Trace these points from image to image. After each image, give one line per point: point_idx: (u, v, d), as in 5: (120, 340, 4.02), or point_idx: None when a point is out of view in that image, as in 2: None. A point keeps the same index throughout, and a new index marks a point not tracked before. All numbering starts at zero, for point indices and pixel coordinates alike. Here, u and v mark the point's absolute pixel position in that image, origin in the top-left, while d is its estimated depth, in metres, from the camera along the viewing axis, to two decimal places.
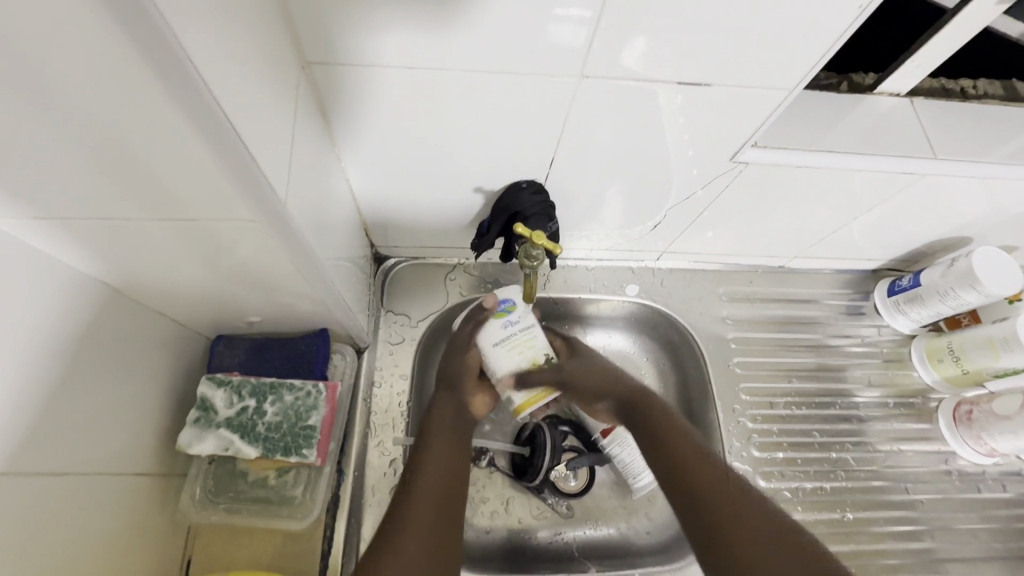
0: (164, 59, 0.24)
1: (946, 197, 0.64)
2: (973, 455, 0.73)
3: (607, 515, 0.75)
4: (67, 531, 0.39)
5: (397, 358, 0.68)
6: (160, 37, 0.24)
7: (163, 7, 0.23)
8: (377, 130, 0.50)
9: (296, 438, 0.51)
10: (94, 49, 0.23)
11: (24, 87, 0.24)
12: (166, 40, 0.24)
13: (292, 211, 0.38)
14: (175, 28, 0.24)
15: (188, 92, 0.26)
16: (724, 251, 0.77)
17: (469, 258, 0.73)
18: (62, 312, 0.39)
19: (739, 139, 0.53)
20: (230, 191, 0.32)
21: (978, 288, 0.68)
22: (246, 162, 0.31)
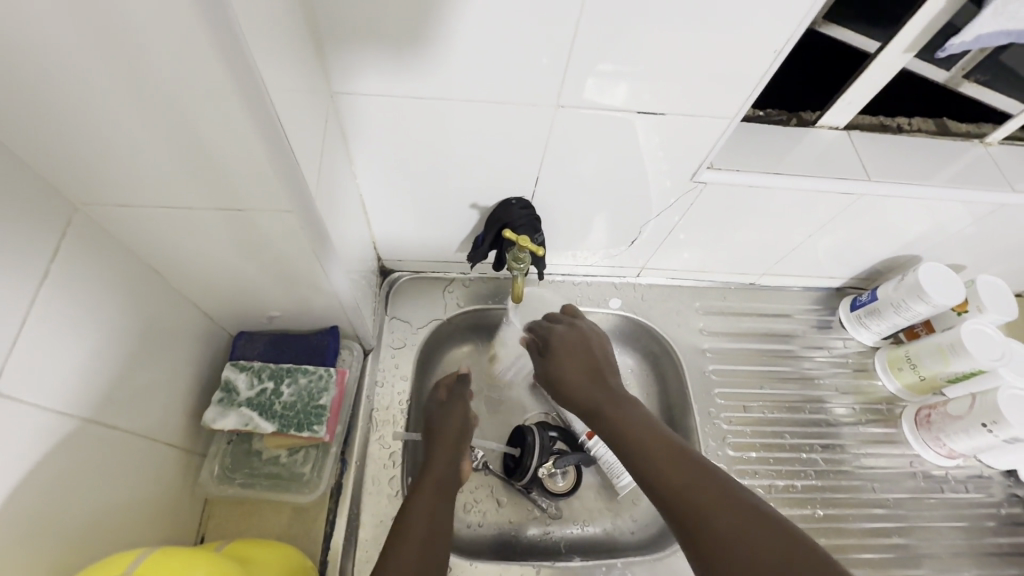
0: (248, 87, 0.33)
1: (890, 215, 0.72)
2: (935, 458, 0.78)
3: (593, 516, 0.79)
4: (107, 484, 0.45)
5: (398, 360, 0.75)
6: (247, 69, 0.32)
7: (253, 50, 0.32)
8: (387, 152, 0.59)
9: (308, 416, 0.56)
10: (195, 63, 0.31)
11: (133, 87, 0.32)
12: (251, 71, 0.32)
13: (318, 210, 0.46)
14: (256, 63, 0.33)
15: (260, 107, 0.34)
16: (696, 268, 0.85)
17: (467, 272, 0.81)
18: (123, 289, 0.46)
19: (695, 161, 0.62)
20: (274, 183, 0.40)
21: (925, 299, 0.75)
22: (290, 162, 0.39)
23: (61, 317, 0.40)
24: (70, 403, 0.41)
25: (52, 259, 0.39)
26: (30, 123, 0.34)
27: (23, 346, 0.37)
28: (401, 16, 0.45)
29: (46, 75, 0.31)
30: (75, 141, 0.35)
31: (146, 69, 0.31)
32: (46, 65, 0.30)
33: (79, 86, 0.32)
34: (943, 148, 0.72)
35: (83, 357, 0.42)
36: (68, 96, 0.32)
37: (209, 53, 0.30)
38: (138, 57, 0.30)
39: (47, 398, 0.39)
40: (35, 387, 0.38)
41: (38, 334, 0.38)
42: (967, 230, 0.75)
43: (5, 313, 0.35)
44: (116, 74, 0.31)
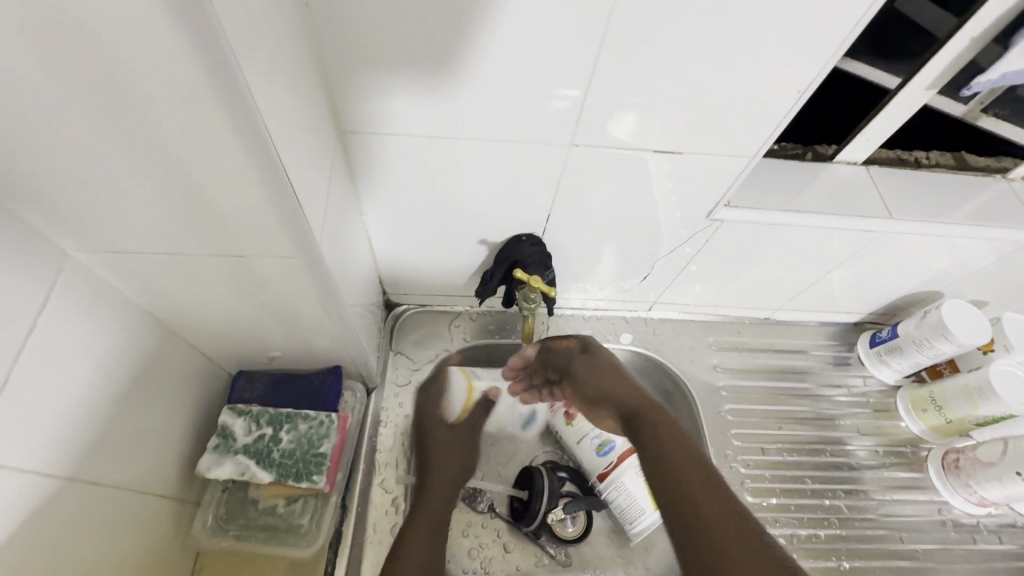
0: (250, 133, 0.31)
1: (912, 252, 0.70)
2: (965, 505, 0.74)
3: (605, 564, 0.75)
4: (91, 544, 0.42)
5: (402, 399, 0.72)
6: (248, 114, 0.30)
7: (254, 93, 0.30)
8: (394, 188, 0.57)
9: (307, 464, 0.53)
10: (194, 108, 0.29)
11: (129, 131, 0.30)
12: (252, 116, 0.30)
13: (323, 252, 0.44)
14: (258, 106, 0.31)
15: (261, 151, 0.32)
16: (709, 302, 0.83)
17: (473, 305, 0.79)
18: (116, 334, 0.44)
19: (712, 199, 0.60)
20: (277, 226, 0.38)
21: (949, 338, 0.73)
22: (293, 205, 0.37)
23: (48, 368, 0.37)
24: (56, 461, 0.38)
25: (42, 309, 0.37)
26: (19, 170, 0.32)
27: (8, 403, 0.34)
28: (414, 54, 0.44)
29: (40, 126, 0.29)
30: (66, 188, 0.34)
31: (143, 115, 0.29)
32: (39, 114, 0.29)
33: (71, 133, 0.30)
34: (964, 183, 0.70)
35: (71, 410, 0.40)
36: (62, 144, 0.31)
37: (209, 99, 0.29)
38: (135, 105, 0.29)
39: (29, 456, 0.36)
40: (15, 446, 0.35)
41: (24, 388, 0.36)
42: (990, 266, 0.73)
43: None
44: (112, 120, 0.30)
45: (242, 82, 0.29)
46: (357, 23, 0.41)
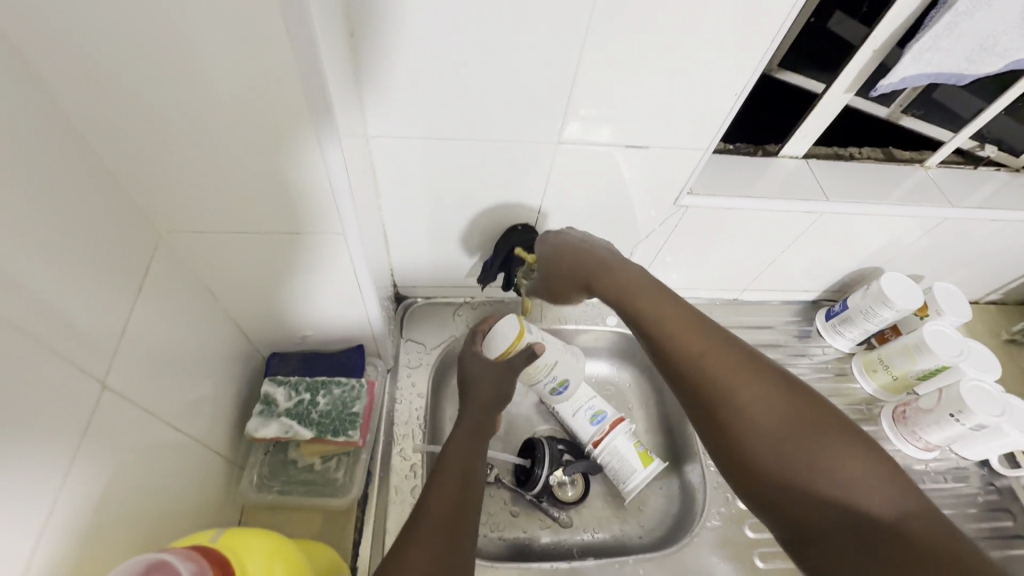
0: (322, 125, 0.41)
1: (851, 232, 0.82)
2: (916, 452, 0.84)
3: (603, 522, 0.83)
4: (168, 483, 0.49)
5: (414, 378, 0.81)
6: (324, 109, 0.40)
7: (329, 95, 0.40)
8: (410, 185, 0.67)
9: (343, 422, 0.61)
10: (282, 107, 0.40)
11: (230, 127, 0.41)
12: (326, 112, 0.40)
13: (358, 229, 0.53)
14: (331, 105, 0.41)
15: (330, 140, 0.42)
16: (684, 285, 0.93)
17: (475, 295, 0.89)
18: (192, 305, 0.53)
19: (677, 186, 0.71)
20: (330, 204, 0.48)
21: (889, 304, 0.84)
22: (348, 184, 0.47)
23: (154, 324, 0.47)
24: (153, 403, 0.47)
25: (146, 274, 0.46)
26: (139, 156, 0.42)
27: (126, 344, 0.43)
28: (431, 72, 0.54)
29: (166, 124, 0.40)
30: (175, 175, 0.44)
31: (245, 113, 0.40)
32: (169, 116, 0.39)
33: (185, 124, 0.40)
34: (892, 172, 0.83)
35: (164, 365, 0.48)
36: (180, 140, 0.41)
37: (298, 101, 0.39)
38: (235, 104, 0.39)
39: (136, 393, 0.44)
40: (128, 382, 0.43)
41: (136, 338, 0.44)
42: (919, 241, 0.85)
43: (114, 314, 0.42)
44: (218, 120, 0.40)
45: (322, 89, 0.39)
46: (387, 43, 0.51)
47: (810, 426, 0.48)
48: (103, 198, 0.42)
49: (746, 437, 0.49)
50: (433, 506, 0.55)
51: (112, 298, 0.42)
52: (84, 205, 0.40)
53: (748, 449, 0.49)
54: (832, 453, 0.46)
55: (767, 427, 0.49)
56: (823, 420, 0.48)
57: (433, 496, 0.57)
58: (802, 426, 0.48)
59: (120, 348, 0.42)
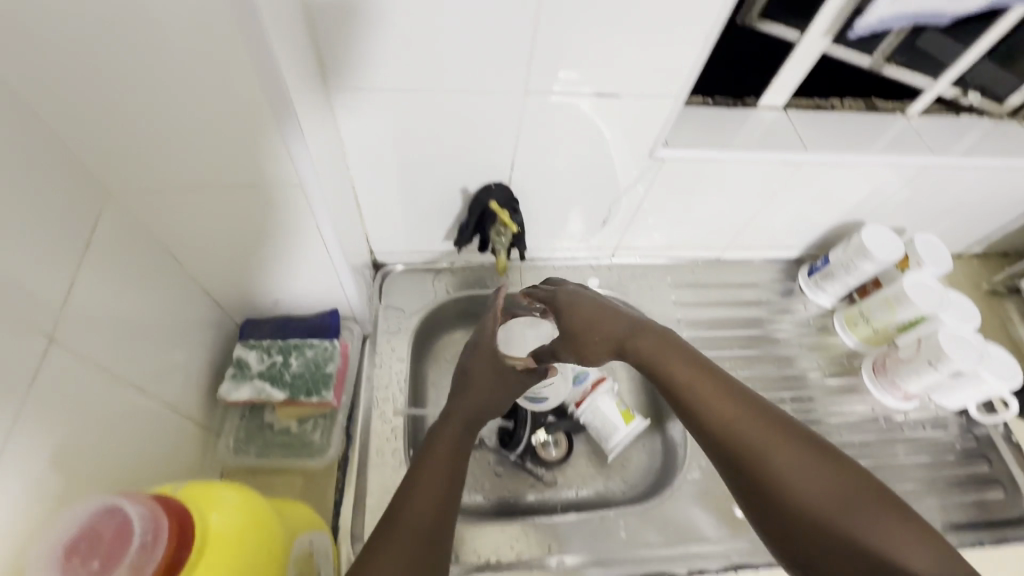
0: (259, 59, 0.41)
1: (831, 183, 0.80)
2: (895, 403, 0.85)
3: (587, 480, 0.83)
4: (135, 447, 0.49)
5: (395, 344, 0.80)
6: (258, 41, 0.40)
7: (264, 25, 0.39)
8: (379, 144, 0.66)
9: (317, 383, 0.60)
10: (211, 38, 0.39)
11: (162, 65, 0.40)
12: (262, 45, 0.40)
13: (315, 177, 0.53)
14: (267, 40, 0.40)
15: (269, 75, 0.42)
16: (665, 245, 0.92)
17: (454, 261, 0.88)
18: (153, 265, 0.53)
19: (651, 138, 0.69)
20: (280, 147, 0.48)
21: (870, 257, 0.84)
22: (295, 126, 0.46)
23: (109, 273, 0.47)
24: (114, 357, 0.47)
25: (95, 227, 0.46)
26: (86, 99, 0.41)
27: (80, 289, 0.43)
28: (384, 15, 0.52)
29: (100, 63, 0.39)
30: (118, 125, 0.44)
31: (188, 47, 0.39)
32: (101, 55, 0.39)
33: (123, 67, 0.40)
34: (873, 121, 0.81)
35: (123, 319, 0.48)
36: (119, 83, 0.41)
37: (231, 26, 0.39)
38: (163, 37, 0.38)
39: (94, 342, 0.44)
40: (84, 328, 0.43)
41: (90, 284, 0.44)
42: (899, 191, 0.84)
43: (61, 261, 0.41)
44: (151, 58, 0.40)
45: (256, 21, 0.38)
46: None
47: (862, 496, 0.47)
48: (42, 146, 0.41)
49: (800, 511, 0.48)
50: (410, 519, 0.52)
51: (60, 243, 0.41)
52: (20, 149, 0.39)
53: (802, 522, 0.47)
54: (886, 523, 0.45)
55: (822, 501, 0.47)
56: (871, 490, 0.48)
57: (407, 499, 0.54)
58: (854, 496, 0.47)
59: (74, 292, 0.42)
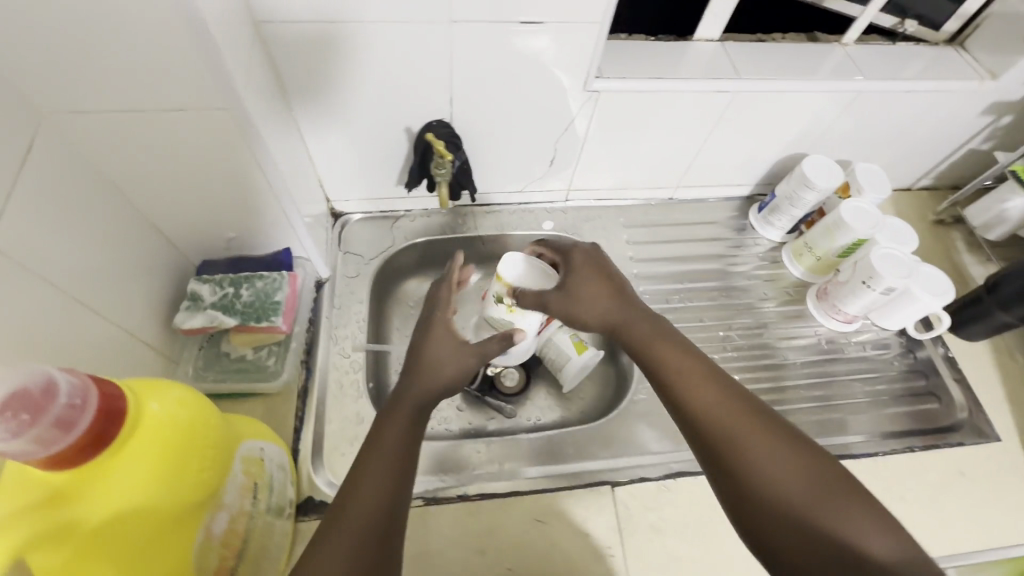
0: None
1: (769, 114, 0.83)
2: (836, 326, 0.89)
3: (545, 409, 0.88)
4: (87, 362, 0.52)
5: (354, 286, 0.84)
6: None
7: None
8: (322, 88, 0.68)
9: (266, 311, 0.64)
10: None
11: None
12: None
13: (246, 106, 0.55)
14: None
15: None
16: (617, 185, 0.95)
17: (411, 208, 0.92)
18: (93, 198, 0.54)
19: (583, 69, 0.71)
20: (201, 72, 0.49)
21: (812, 187, 0.86)
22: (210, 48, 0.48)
23: (53, 209, 0.48)
24: (59, 274, 0.49)
25: (29, 151, 0.46)
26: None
27: (15, 207, 0.44)
28: None
29: None
30: (35, 45, 0.44)
31: None
32: None
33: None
34: (811, 50, 0.82)
35: (66, 242, 0.50)
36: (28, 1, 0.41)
37: None
38: None
39: (36, 260, 0.46)
40: (24, 245, 0.45)
41: (27, 207, 0.46)
42: (839, 121, 0.86)
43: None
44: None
45: None
46: None
47: (830, 489, 0.49)
48: None
49: (770, 501, 0.49)
50: (363, 501, 0.49)
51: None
52: None
53: (766, 496, 0.49)
54: (850, 510, 0.47)
55: (790, 484, 0.49)
56: (839, 484, 0.49)
57: (358, 490, 0.50)
58: (826, 483, 0.49)
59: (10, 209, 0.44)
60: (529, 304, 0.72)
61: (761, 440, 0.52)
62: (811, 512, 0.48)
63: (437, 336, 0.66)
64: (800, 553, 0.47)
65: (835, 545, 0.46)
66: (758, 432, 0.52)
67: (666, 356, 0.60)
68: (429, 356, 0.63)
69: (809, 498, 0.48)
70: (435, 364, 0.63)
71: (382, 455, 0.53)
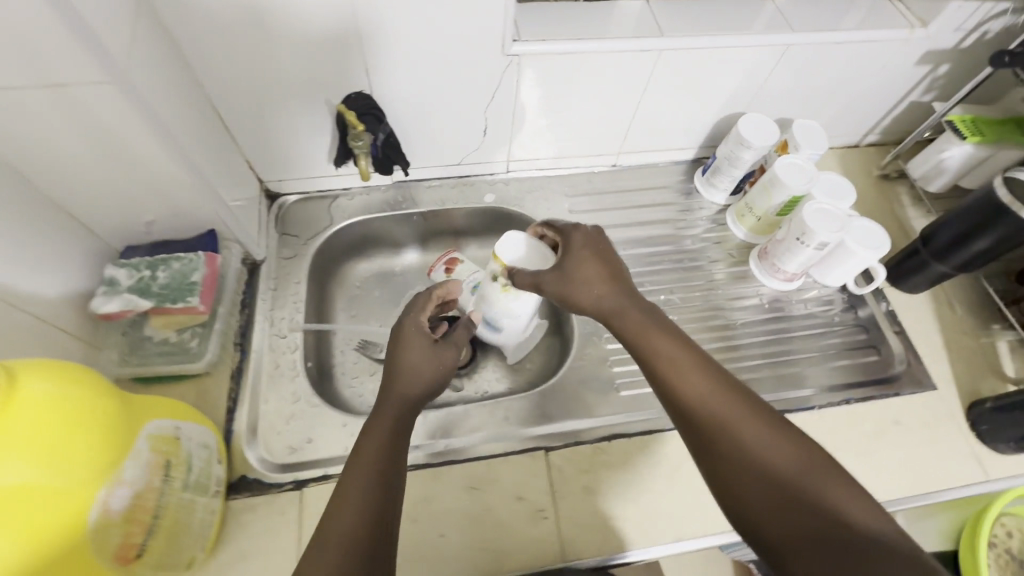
0: None
1: (699, 72, 0.82)
2: (779, 285, 0.89)
3: (492, 381, 0.88)
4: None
5: (290, 268, 0.83)
6: None
7: None
8: (235, 64, 0.68)
9: (182, 291, 0.66)
10: None
11: None
12: None
13: (134, 79, 0.53)
14: None
15: None
16: (557, 154, 0.94)
17: (349, 187, 0.91)
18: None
19: (500, 33, 0.70)
20: (74, 46, 0.47)
21: (748, 145, 0.85)
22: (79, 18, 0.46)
23: None
24: None
25: None
26: None
27: None
28: None
29: None
30: None
31: None
32: None
33: None
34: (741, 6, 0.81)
35: None
36: None
37: None
38: None
39: None
40: None
41: None
42: (773, 76, 0.85)
43: None
44: None
45: None
46: None
47: (814, 465, 0.50)
48: None
49: (763, 481, 0.50)
50: (350, 509, 0.49)
51: None
52: None
53: (760, 477, 0.50)
54: (841, 492, 0.48)
55: (785, 468, 0.50)
56: (822, 459, 0.51)
57: (339, 511, 0.49)
58: (818, 467, 0.50)
59: None
60: (524, 286, 0.68)
61: (750, 422, 0.53)
62: (803, 489, 0.49)
63: (408, 343, 0.64)
64: (794, 538, 0.47)
65: (827, 518, 0.47)
66: (746, 414, 0.53)
67: (656, 342, 0.59)
68: (406, 361, 0.62)
69: (798, 476, 0.49)
70: (413, 370, 0.62)
71: (360, 477, 0.51)
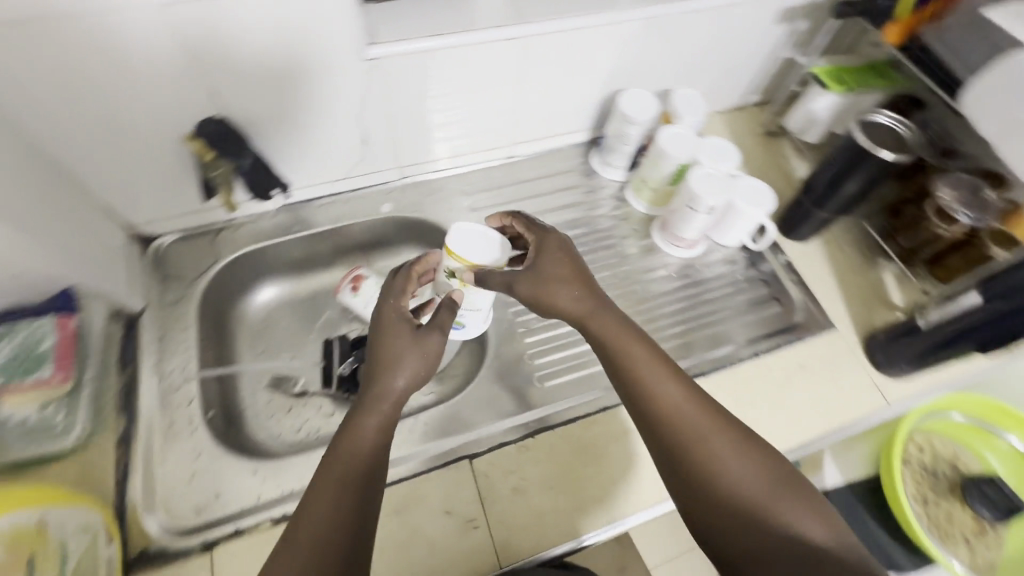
0: None
1: (571, 55, 0.81)
2: (682, 253, 0.91)
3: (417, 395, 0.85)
4: None
5: (176, 314, 0.77)
6: None
7: None
8: (57, 105, 0.60)
9: (30, 363, 0.63)
10: None
11: None
12: None
13: None
14: None
15: None
16: (449, 154, 0.91)
17: (232, 218, 0.85)
18: None
19: (354, 37, 0.66)
20: None
21: (631, 120, 0.86)
22: None
23: None
24: None
25: None
26: None
27: None
28: None
29: None
30: None
31: None
32: None
33: None
34: None
35: None
36: None
37: None
38: None
39: None
40: None
41: None
42: (645, 50, 0.86)
43: None
44: None
45: None
46: None
47: (780, 488, 0.52)
48: None
49: (731, 499, 0.51)
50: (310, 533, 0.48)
51: None
52: None
53: (729, 494, 0.51)
54: (794, 508, 0.51)
55: (745, 484, 0.52)
56: (790, 481, 0.53)
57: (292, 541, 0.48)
58: (780, 488, 0.52)
59: None
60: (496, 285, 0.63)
61: (722, 436, 0.54)
62: (769, 508, 0.51)
63: (394, 343, 0.60)
64: (758, 555, 0.49)
65: (789, 540, 0.49)
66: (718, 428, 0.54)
67: (629, 349, 0.59)
68: (388, 365, 0.58)
69: (765, 493, 0.51)
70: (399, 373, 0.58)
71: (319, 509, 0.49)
